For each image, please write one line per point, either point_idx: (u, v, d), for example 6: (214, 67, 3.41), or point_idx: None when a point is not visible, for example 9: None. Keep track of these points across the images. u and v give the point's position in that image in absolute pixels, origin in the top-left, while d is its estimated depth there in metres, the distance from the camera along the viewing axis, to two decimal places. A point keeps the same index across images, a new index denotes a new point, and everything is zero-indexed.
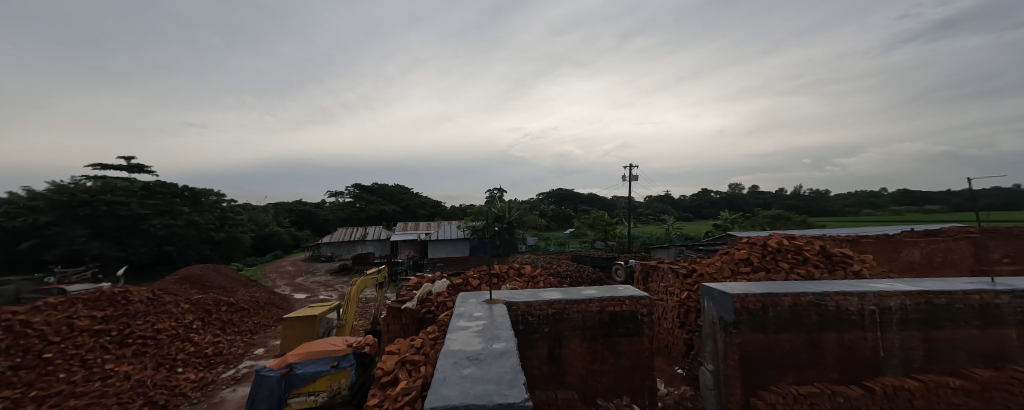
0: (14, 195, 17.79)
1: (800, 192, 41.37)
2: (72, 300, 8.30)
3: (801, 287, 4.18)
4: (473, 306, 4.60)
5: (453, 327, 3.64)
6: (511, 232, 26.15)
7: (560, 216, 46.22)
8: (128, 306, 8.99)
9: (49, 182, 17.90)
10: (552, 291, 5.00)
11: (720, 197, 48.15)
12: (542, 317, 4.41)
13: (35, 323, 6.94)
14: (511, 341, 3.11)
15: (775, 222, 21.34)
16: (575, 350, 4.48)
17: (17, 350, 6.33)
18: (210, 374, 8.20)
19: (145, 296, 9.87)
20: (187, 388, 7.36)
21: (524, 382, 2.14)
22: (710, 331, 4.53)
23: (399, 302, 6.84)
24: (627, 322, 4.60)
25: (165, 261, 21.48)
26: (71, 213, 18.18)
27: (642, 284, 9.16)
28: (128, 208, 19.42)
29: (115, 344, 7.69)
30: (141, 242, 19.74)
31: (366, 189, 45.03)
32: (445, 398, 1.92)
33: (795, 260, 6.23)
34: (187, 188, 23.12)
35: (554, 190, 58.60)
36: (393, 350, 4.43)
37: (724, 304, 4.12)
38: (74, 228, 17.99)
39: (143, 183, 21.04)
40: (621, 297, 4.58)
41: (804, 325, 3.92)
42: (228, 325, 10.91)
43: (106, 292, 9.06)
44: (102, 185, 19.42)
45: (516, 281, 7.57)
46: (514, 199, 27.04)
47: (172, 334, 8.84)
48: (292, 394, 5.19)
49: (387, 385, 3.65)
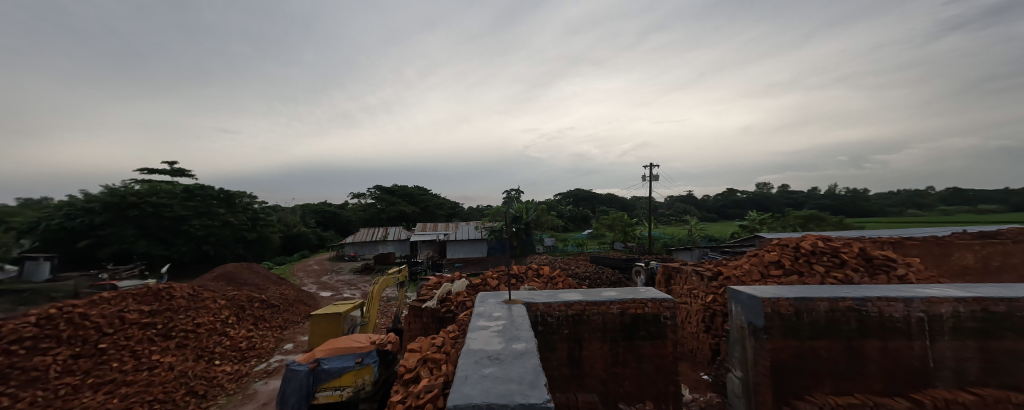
0: (74, 198, 19.41)
1: (834, 191, 39.23)
2: (123, 294, 8.92)
3: (838, 291, 3.96)
4: (492, 306, 4.61)
5: (473, 326, 3.67)
6: (528, 233, 26.28)
7: (578, 216, 45.68)
8: (172, 301, 9.58)
9: (102, 186, 19.40)
10: (571, 292, 4.96)
11: (746, 198, 46.37)
12: (561, 319, 4.39)
13: (89, 315, 7.47)
14: (531, 341, 3.10)
15: (806, 223, 20.38)
16: (595, 352, 4.43)
17: (77, 340, 6.89)
18: (244, 367, 8.62)
19: (187, 291, 10.49)
20: (224, 379, 7.78)
21: (546, 383, 2.13)
22: (738, 336, 4.36)
23: (420, 301, 6.97)
24: (650, 325, 4.49)
25: (203, 260, 22.82)
26: (120, 214, 19.63)
27: (664, 286, 8.91)
28: (170, 210, 20.71)
29: (160, 336, 8.23)
30: (182, 241, 21.00)
31: (387, 191, 46.27)
32: (468, 396, 1.94)
33: (831, 264, 5.90)
34: (223, 190, 24.36)
35: (571, 190, 58.28)
36: (414, 348, 4.52)
37: (753, 309, 3.96)
38: (124, 229, 19.41)
39: (184, 186, 22.36)
40: (643, 299, 4.48)
41: (842, 331, 3.71)
42: (260, 321, 11.46)
43: (153, 288, 9.69)
44: (148, 188, 20.77)
45: (534, 282, 7.56)
46: (531, 200, 27.18)
47: (209, 329, 9.37)
48: (319, 389, 5.41)
49: (410, 382, 3.76)
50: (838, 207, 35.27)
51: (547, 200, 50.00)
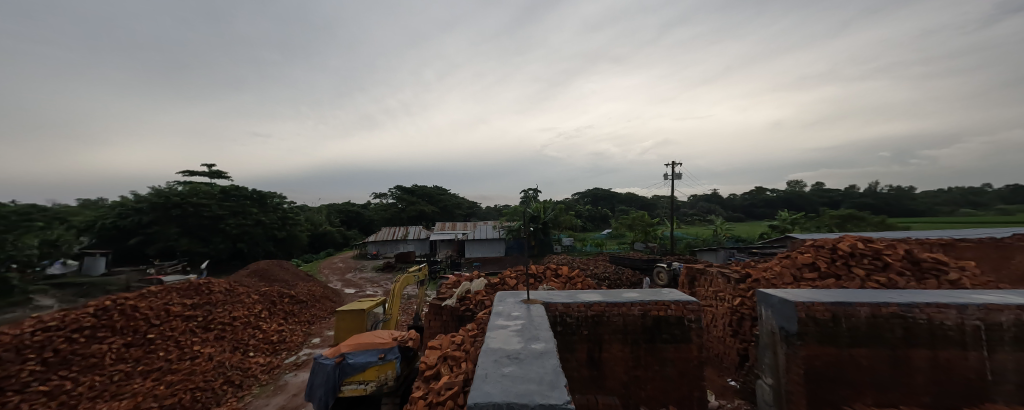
0: (125, 198, 21.02)
1: (875, 188, 36.80)
2: (168, 289, 9.55)
3: (880, 296, 3.72)
4: (511, 305, 4.62)
5: (492, 325, 3.68)
6: (546, 233, 26.20)
7: (597, 216, 45.03)
8: (211, 296, 10.18)
9: (150, 187, 20.91)
10: (591, 293, 4.90)
11: (777, 196, 44.29)
12: (581, 320, 4.34)
13: (139, 307, 8.03)
14: (550, 342, 3.09)
15: (844, 223, 19.23)
16: (616, 354, 4.36)
17: (128, 330, 7.44)
18: (275, 360, 9.03)
19: (224, 286, 11.12)
20: (258, 371, 8.19)
21: (566, 384, 2.11)
22: (768, 341, 4.17)
23: (439, 299, 7.08)
24: (673, 328, 4.38)
25: (238, 257, 24.10)
26: (165, 214, 21.08)
27: (687, 288, 8.65)
28: (209, 210, 22.02)
29: (201, 328, 8.76)
30: (220, 239, 22.26)
31: (407, 191, 47.31)
32: (488, 394, 1.96)
33: (872, 267, 5.55)
34: (256, 191, 25.61)
35: (590, 189, 57.49)
36: (435, 345, 4.60)
37: (785, 313, 3.78)
38: (168, 227, 20.82)
39: (221, 187, 23.69)
40: (666, 301, 4.37)
41: (885, 339, 3.48)
42: (289, 316, 11.99)
43: (194, 283, 10.32)
44: (190, 189, 22.20)
45: (553, 282, 7.54)
46: (549, 199, 27.09)
47: (244, 322, 9.88)
48: (345, 382, 5.60)
49: (430, 379, 3.84)
50: (880, 205, 33.07)
51: (565, 200, 49.69)
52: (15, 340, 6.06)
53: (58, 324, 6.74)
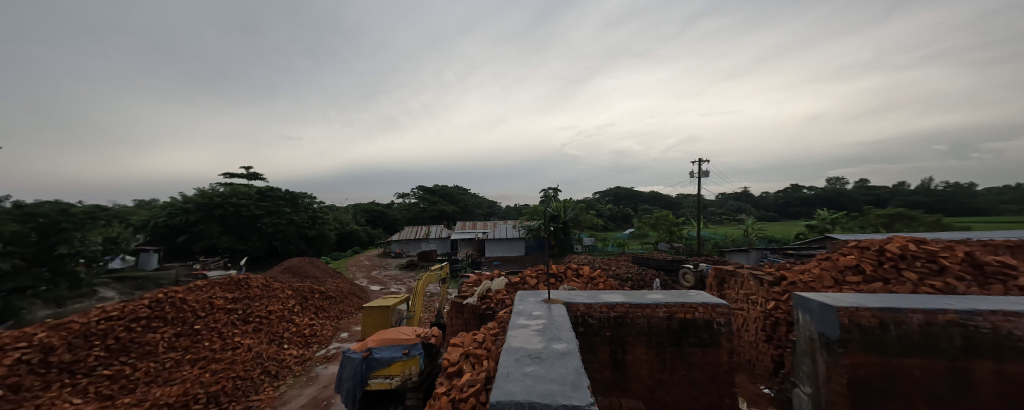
0: (174, 199, 22.71)
1: (928, 185, 33.93)
2: (213, 283, 10.23)
3: (936, 302, 3.44)
4: (532, 304, 4.61)
5: (513, 324, 3.70)
6: (567, 232, 26.02)
7: (619, 215, 44.15)
8: (250, 290, 10.81)
9: (196, 189, 22.51)
10: (614, 293, 4.82)
11: (814, 194, 41.82)
12: (603, 321, 4.28)
13: (187, 300, 8.64)
14: (572, 342, 3.06)
15: (891, 223, 17.88)
16: (640, 357, 4.27)
17: (178, 321, 8.03)
18: (307, 352, 9.44)
19: (261, 282, 11.77)
20: (292, 362, 8.59)
21: (589, 386, 2.09)
22: (806, 348, 3.95)
23: (461, 298, 7.17)
24: (701, 331, 4.23)
25: (273, 254, 25.42)
26: (209, 213, 22.61)
27: (715, 290, 8.33)
28: (247, 210, 23.37)
29: (241, 320, 9.32)
30: (257, 237, 23.56)
31: (429, 191, 48.48)
32: (510, 393, 1.98)
33: (926, 271, 5.13)
34: (289, 191, 26.92)
35: (612, 188, 56.46)
36: (457, 342, 4.68)
37: (825, 318, 3.57)
38: (212, 226, 22.31)
39: (258, 188, 25.10)
40: (693, 303, 4.23)
41: (941, 349, 3.22)
42: (320, 311, 12.51)
43: (234, 278, 10.99)
44: (231, 190, 23.69)
45: (574, 282, 7.47)
46: (569, 198, 26.90)
47: (279, 316, 10.40)
48: (372, 376, 5.79)
49: (453, 375, 3.91)
50: (933, 204, 30.49)
51: (586, 199, 49.12)
52: (84, 328, 6.72)
53: (119, 313, 7.38)
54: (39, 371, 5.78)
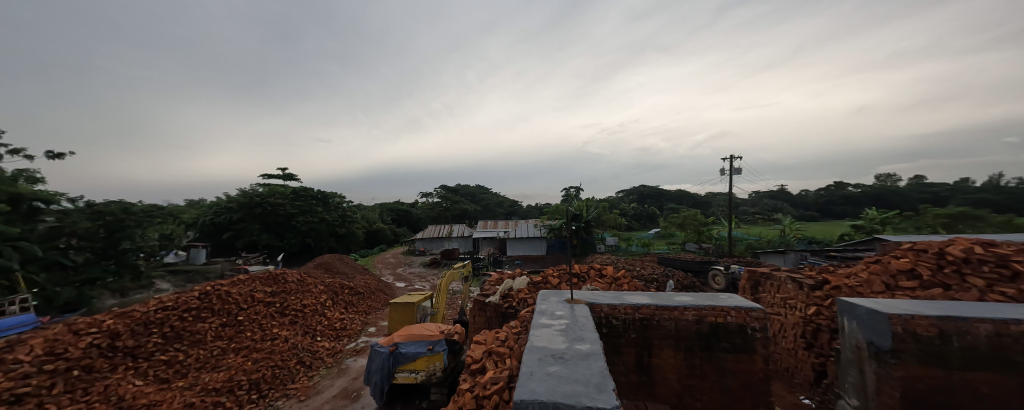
0: (219, 199, 24.41)
1: (998, 181, 30.65)
2: (254, 278, 10.86)
3: (1006, 312, 3.11)
4: (554, 304, 4.58)
5: (535, 323, 3.68)
6: (589, 232, 25.67)
7: (644, 215, 43.04)
8: (286, 285, 11.39)
9: (238, 190, 24.07)
10: (639, 295, 4.70)
11: (860, 192, 38.93)
12: (628, 322, 4.19)
13: (232, 292, 9.24)
14: (596, 343, 3.00)
15: (952, 224, 16.33)
16: (668, 361, 4.15)
17: (224, 312, 8.61)
18: (338, 345, 9.84)
19: (296, 277, 12.37)
20: (324, 354, 8.98)
21: (614, 388, 2.04)
22: (852, 357, 3.69)
23: (483, 296, 7.24)
24: (733, 336, 4.05)
25: (306, 251, 26.68)
26: (250, 212, 24.08)
27: (749, 294, 7.94)
28: (284, 208, 24.68)
29: (278, 313, 9.86)
30: (292, 234, 24.79)
31: (451, 191, 49.47)
32: (533, 392, 1.97)
33: (994, 277, 4.64)
34: (321, 191, 28.16)
35: (638, 187, 55.01)
36: (480, 340, 4.73)
37: (874, 326, 3.33)
38: (252, 224, 23.76)
39: (293, 188, 26.48)
40: (725, 307, 4.05)
41: (1013, 363, 2.91)
42: (349, 306, 13.01)
43: (273, 273, 11.63)
44: (268, 190, 25.16)
45: (597, 282, 7.35)
46: (591, 198, 26.55)
47: (312, 310, 10.90)
48: (398, 370, 5.97)
49: (476, 372, 3.95)
50: (1004, 202, 27.52)
51: (609, 198, 48.26)
52: (145, 316, 7.36)
53: (174, 304, 8.02)
54: (108, 354, 6.40)
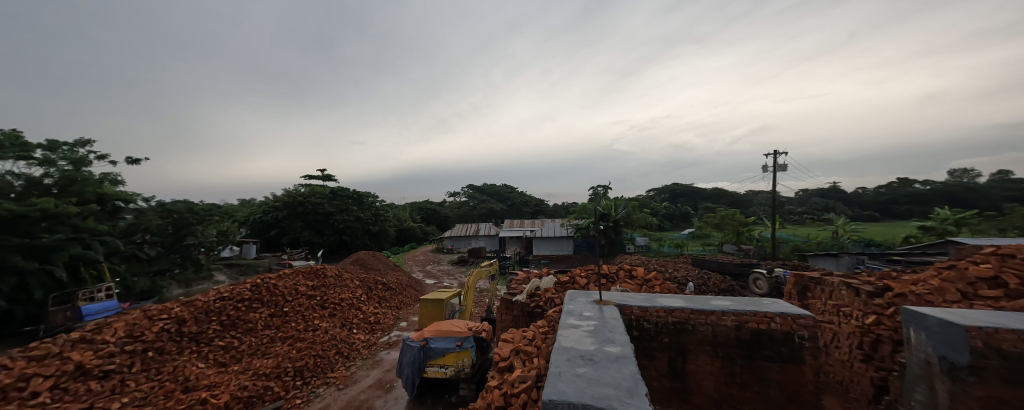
0: (267, 199, 26.25)
1: None
2: (297, 272, 11.55)
3: None
4: (583, 304, 4.50)
5: (563, 324, 3.63)
6: (618, 231, 25.06)
7: (677, 214, 41.38)
8: (325, 279, 12.03)
9: (283, 190, 25.74)
10: (673, 298, 4.50)
11: (928, 190, 35.15)
12: (660, 326, 4.04)
13: (279, 285, 9.88)
14: (626, 346, 2.91)
15: None
16: (704, 367, 3.95)
17: (272, 303, 9.22)
18: (373, 338, 10.24)
19: (334, 272, 13.02)
20: (360, 346, 9.38)
21: (646, 393, 1.97)
22: (920, 373, 3.33)
23: (511, 295, 7.25)
24: (779, 345, 3.79)
25: (344, 248, 28.04)
26: (293, 211, 25.68)
27: (796, 300, 7.39)
28: (323, 208, 26.06)
29: (319, 305, 10.42)
30: (331, 232, 26.11)
31: (478, 190, 50.05)
32: (562, 393, 1.94)
33: None
34: (356, 191, 29.41)
35: (670, 185, 52.91)
36: (507, 338, 4.73)
37: (948, 339, 2.98)
38: (295, 222, 25.33)
39: (331, 188, 27.87)
40: (769, 313, 3.80)
41: None
42: (382, 301, 13.51)
43: (314, 268, 12.31)
44: (309, 190, 26.67)
45: (627, 283, 7.15)
46: (620, 196, 25.89)
47: (349, 304, 11.43)
48: (428, 364, 6.13)
49: (504, 370, 3.96)
50: None
51: (639, 197, 46.80)
52: (206, 305, 8.05)
53: (230, 294, 8.71)
54: (176, 338, 7.08)
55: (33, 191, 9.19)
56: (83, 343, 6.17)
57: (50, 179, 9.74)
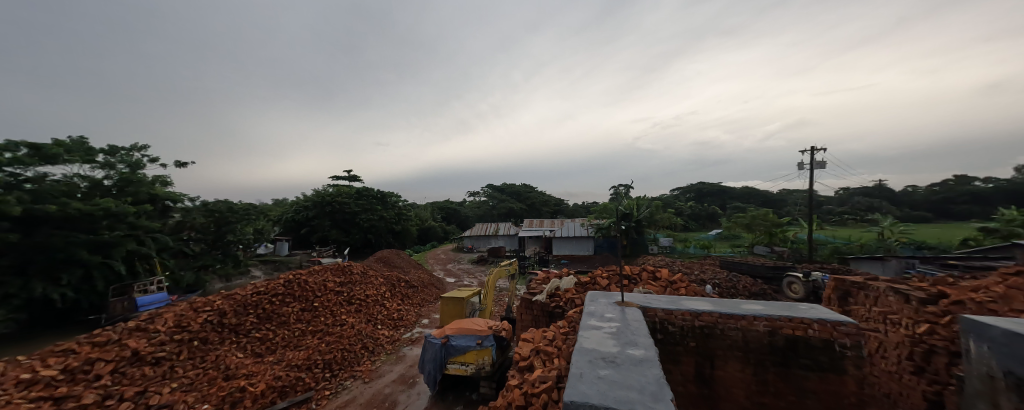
0: (297, 199, 27.44)
1: None
2: (326, 269, 11.98)
3: None
4: (604, 306, 4.40)
5: (584, 325, 3.56)
6: (640, 232, 24.47)
7: (703, 214, 39.95)
8: (352, 276, 12.42)
9: (312, 190, 26.82)
10: (700, 301, 4.33)
11: (989, 189, 32.15)
12: (686, 329, 3.89)
13: (309, 281, 10.28)
14: (650, 349, 2.81)
15: None
16: (734, 374, 3.79)
17: (304, 298, 9.62)
18: (396, 334, 10.48)
19: (360, 270, 13.42)
20: (384, 342, 9.62)
21: (672, 398, 1.89)
22: (980, 388, 3.04)
23: (530, 294, 7.21)
24: (816, 353, 3.57)
25: (369, 246, 28.90)
26: (322, 210, 26.70)
27: (837, 306, 6.94)
28: (349, 207, 26.93)
29: (346, 301, 10.77)
30: (357, 231, 26.97)
31: (498, 190, 50.27)
32: (584, 394, 1.90)
33: None
34: (381, 191, 30.21)
35: (697, 184, 51.13)
36: (527, 338, 4.71)
37: (1013, 351, 2.70)
38: (323, 221, 26.33)
39: (357, 189, 28.76)
40: (805, 319, 3.58)
41: None
42: (405, 298, 13.81)
43: (341, 265, 12.74)
44: (337, 190, 27.65)
45: (650, 285, 6.95)
46: (643, 196, 25.28)
47: (374, 300, 11.75)
48: (449, 361, 6.19)
49: (524, 370, 3.94)
50: None
51: (663, 197, 45.54)
52: (244, 298, 8.49)
53: (265, 289, 9.16)
54: (218, 329, 7.51)
55: (97, 192, 10.02)
56: (138, 332, 6.68)
57: (110, 181, 10.55)
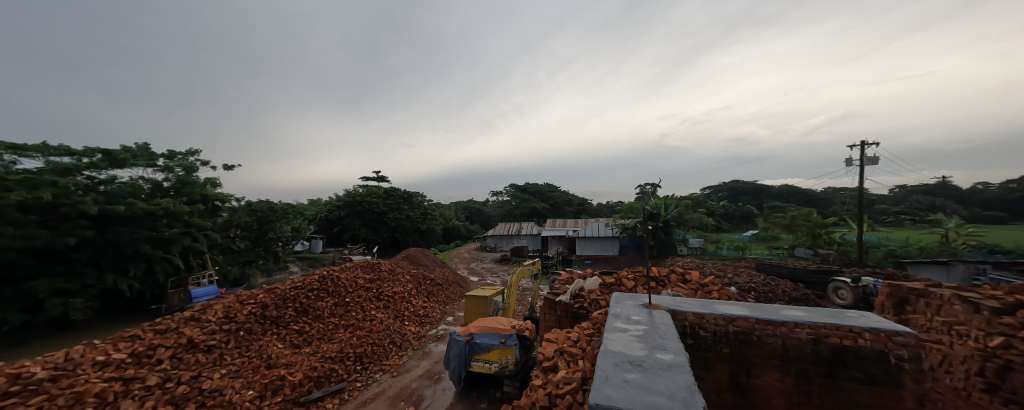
0: (330, 199, 28.68)
1: None
2: (356, 266, 12.42)
3: None
4: (630, 308, 4.26)
5: (609, 327, 3.45)
6: (668, 232, 23.65)
7: (736, 215, 38.05)
8: (380, 273, 12.80)
9: (344, 190, 27.94)
10: (733, 305, 4.09)
11: None
12: (719, 335, 3.69)
13: (342, 277, 10.69)
14: (680, 353, 2.68)
15: None
16: (773, 384, 3.56)
17: (336, 293, 10.01)
18: (422, 330, 10.69)
19: (388, 267, 13.82)
20: (411, 337, 9.84)
21: (704, 405, 1.77)
22: None
23: (554, 294, 7.12)
24: (868, 365, 3.27)
25: (396, 244, 29.74)
26: (352, 209, 27.76)
27: (891, 314, 6.36)
28: (378, 207, 27.82)
29: (375, 297, 11.11)
30: (385, 229, 27.84)
31: (520, 189, 50.21)
32: (610, 398, 1.83)
33: None
34: (407, 191, 31.01)
35: (730, 183, 48.75)
36: (551, 338, 4.65)
37: None
38: (354, 220, 27.37)
39: (385, 189, 29.66)
40: (854, 327, 3.29)
41: None
42: (431, 296, 14.07)
43: (370, 262, 13.16)
44: (366, 190, 28.65)
45: (679, 287, 6.68)
46: (670, 195, 24.44)
47: (401, 297, 12.06)
48: (473, 359, 6.23)
49: (548, 370, 3.89)
50: None
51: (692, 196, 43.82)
52: (283, 292, 8.95)
53: (301, 284, 9.62)
54: (260, 320, 7.97)
55: (158, 193, 10.92)
56: (192, 321, 7.19)
57: (169, 182, 11.47)
